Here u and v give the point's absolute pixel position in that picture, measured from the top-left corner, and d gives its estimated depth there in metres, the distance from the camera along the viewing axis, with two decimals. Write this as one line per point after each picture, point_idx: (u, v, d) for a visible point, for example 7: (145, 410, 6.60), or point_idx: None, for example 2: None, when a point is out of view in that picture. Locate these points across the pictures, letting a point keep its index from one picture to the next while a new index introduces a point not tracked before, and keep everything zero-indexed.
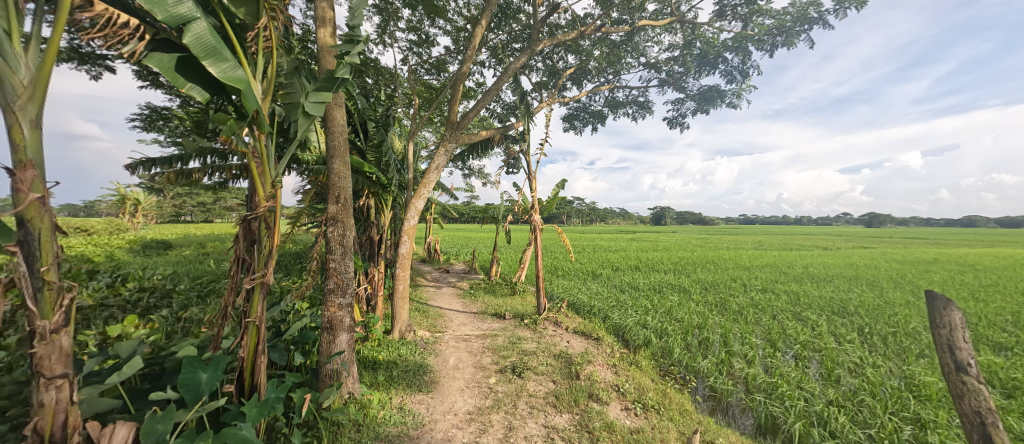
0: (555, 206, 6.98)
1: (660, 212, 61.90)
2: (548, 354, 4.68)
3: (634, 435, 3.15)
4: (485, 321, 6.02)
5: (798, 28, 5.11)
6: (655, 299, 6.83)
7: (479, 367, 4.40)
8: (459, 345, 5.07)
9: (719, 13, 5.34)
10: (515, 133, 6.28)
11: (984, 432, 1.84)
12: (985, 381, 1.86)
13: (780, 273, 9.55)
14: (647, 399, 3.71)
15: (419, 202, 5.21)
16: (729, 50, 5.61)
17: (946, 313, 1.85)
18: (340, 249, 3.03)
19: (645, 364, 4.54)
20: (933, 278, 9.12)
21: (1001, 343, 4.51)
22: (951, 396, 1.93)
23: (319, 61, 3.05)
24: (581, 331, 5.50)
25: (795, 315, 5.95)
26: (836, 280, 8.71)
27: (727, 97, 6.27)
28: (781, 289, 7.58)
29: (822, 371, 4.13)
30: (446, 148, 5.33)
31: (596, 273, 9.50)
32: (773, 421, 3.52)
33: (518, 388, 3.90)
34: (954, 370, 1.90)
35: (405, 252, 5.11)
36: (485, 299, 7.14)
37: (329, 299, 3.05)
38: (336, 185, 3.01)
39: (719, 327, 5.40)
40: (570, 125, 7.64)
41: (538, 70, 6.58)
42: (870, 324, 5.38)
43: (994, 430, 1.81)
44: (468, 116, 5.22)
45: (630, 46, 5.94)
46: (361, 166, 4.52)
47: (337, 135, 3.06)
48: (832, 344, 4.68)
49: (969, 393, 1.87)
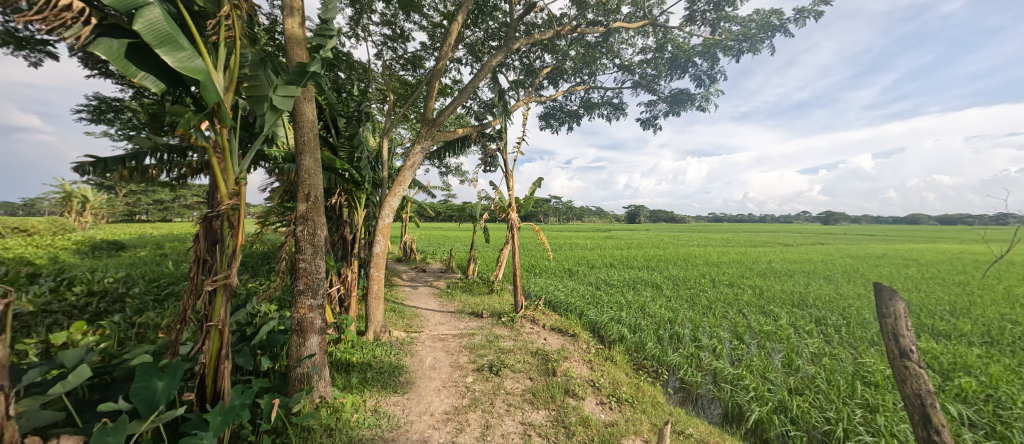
0: (532, 204, 7.01)
1: (635, 211, 63.46)
2: (525, 351, 4.72)
3: (609, 428, 3.22)
4: (463, 320, 5.98)
5: (762, 35, 5.35)
6: (629, 295, 7.00)
7: (456, 367, 4.37)
8: (436, 345, 5.01)
9: (689, 18, 5.51)
10: (492, 132, 6.26)
11: (924, 413, 1.99)
12: (925, 366, 2.01)
13: (746, 269, 10.01)
14: (621, 393, 3.80)
15: (394, 200, 5.11)
16: (699, 55, 5.81)
17: (892, 305, 1.99)
18: (311, 249, 2.92)
19: (620, 359, 4.65)
20: (881, 272, 9.81)
21: (938, 331, 4.92)
22: (896, 381, 2.07)
23: (286, 53, 2.87)
24: (558, 328, 5.57)
25: (760, 308, 6.25)
26: (797, 275, 9.21)
27: (697, 100, 6.49)
28: (747, 284, 7.95)
29: (783, 361, 4.36)
30: (422, 146, 5.26)
31: (573, 271, 9.62)
32: (738, 410, 3.69)
33: (495, 386, 3.90)
34: (899, 356, 2.05)
35: (380, 251, 5.01)
36: (462, 298, 7.11)
37: (299, 300, 2.94)
38: (306, 182, 2.91)
39: (690, 321, 5.60)
40: (547, 124, 7.70)
41: (515, 69, 6.59)
42: (826, 316, 5.73)
43: (932, 410, 1.97)
44: (445, 113, 5.16)
45: (605, 47, 6.04)
46: (333, 163, 4.39)
47: (307, 130, 2.95)
48: (792, 336, 4.95)
49: (911, 377, 2.01)
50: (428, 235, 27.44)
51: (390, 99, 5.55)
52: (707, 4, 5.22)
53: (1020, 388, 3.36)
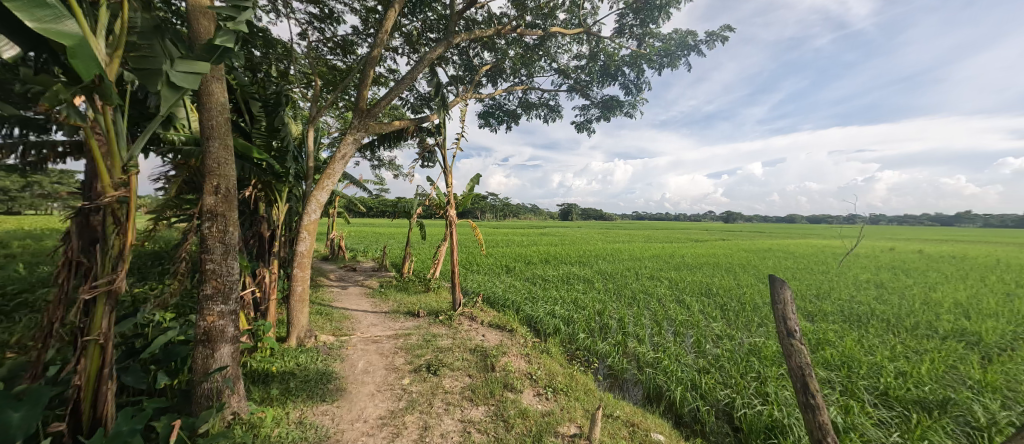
0: (471, 201, 6.99)
1: (568, 209, 66.76)
2: (464, 349, 4.72)
3: (545, 418, 3.37)
4: (398, 320, 5.77)
5: (680, 53, 5.95)
6: (563, 290, 7.35)
7: (391, 369, 4.22)
8: (369, 347, 4.77)
9: (619, 30, 5.92)
10: (431, 126, 6.10)
11: (804, 382, 2.18)
12: (805, 344, 2.21)
13: (664, 263, 11.13)
14: (556, 383, 4.01)
15: (321, 195, 4.73)
16: (627, 65, 6.27)
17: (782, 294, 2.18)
18: (221, 248, 2.58)
19: (554, 351, 4.89)
20: (767, 263, 11.62)
21: (807, 312, 5.99)
22: (784, 357, 2.24)
23: (190, 23, 2.48)
24: (496, 324, 5.65)
25: (675, 298, 7.01)
26: (704, 268, 10.49)
27: (625, 108, 7.00)
28: (664, 277, 8.85)
29: (693, 344, 4.96)
30: (354, 136, 4.94)
31: (511, 267, 9.80)
32: (658, 390, 4.13)
33: (433, 386, 3.84)
34: (785, 336, 2.23)
35: (304, 251, 4.61)
36: (397, 298, 6.84)
37: (205, 307, 2.59)
38: (213, 173, 2.55)
39: (616, 312, 6.10)
40: (486, 122, 7.71)
41: (454, 63, 6.47)
42: (726, 303, 6.64)
43: (809, 379, 2.16)
44: (380, 104, 4.89)
45: (542, 51, 6.22)
46: (248, 151, 3.92)
47: (215, 113, 2.59)
48: (700, 322, 5.63)
49: (795, 353, 2.20)
50: (358, 231, 25.79)
51: (316, 84, 5.10)
52: (634, 19, 5.65)
53: (858, 354, 4.26)
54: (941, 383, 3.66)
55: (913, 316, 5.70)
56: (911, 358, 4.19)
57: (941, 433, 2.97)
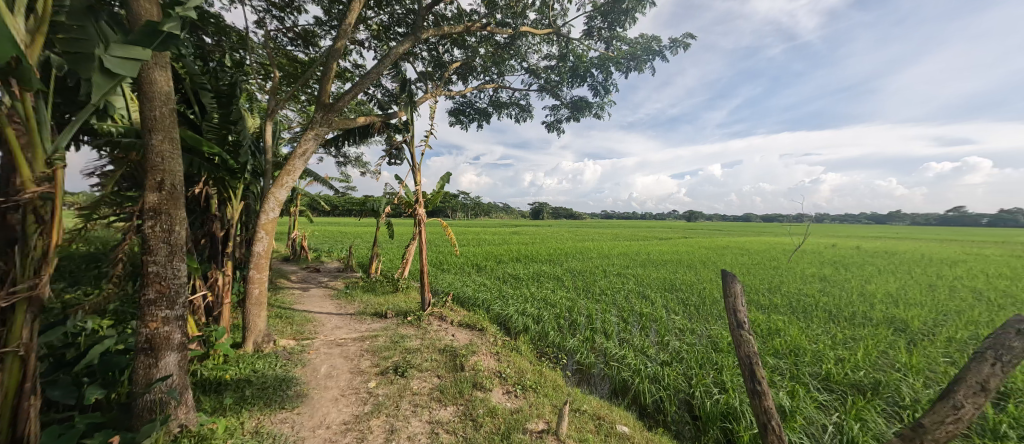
0: (441, 199, 6.89)
1: (541, 208, 67.47)
2: (433, 349, 4.66)
3: (514, 415, 3.39)
4: (364, 322, 5.60)
5: (645, 57, 6.13)
6: (533, 288, 7.41)
7: (356, 372, 4.08)
8: (332, 351, 4.59)
9: (588, 33, 6.03)
10: (398, 123, 5.96)
11: (750, 369, 2.28)
12: (753, 333, 2.31)
13: (631, 260, 11.49)
14: (526, 380, 4.03)
15: (280, 192, 4.50)
16: (595, 67, 6.40)
17: (734, 287, 2.29)
18: (165, 248, 2.39)
19: (524, 349, 4.92)
20: (726, 259, 12.27)
21: (761, 305, 6.37)
22: (735, 347, 2.33)
23: (128, 5, 2.25)
24: (466, 323, 5.61)
25: (641, 293, 7.25)
26: (668, 264, 10.93)
27: (594, 109, 7.15)
28: (631, 273, 9.13)
29: (657, 338, 5.15)
30: (316, 132, 4.73)
31: (482, 266, 9.76)
32: (623, 383, 4.26)
33: (401, 388, 3.76)
34: (736, 327, 2.33)
35: (262, 251, 4.36)
36: (364, 299, 6.64)
37: (148, 313, 2.38)
38: (155, 167, 2.34)
39: (585, 309, 6.23)
40: (456, 120, 7.63)
41: (422, 59, 6.34)
42: (688, 297, 6.94)
43: (756, 367, 2.26)
44: (344, 99, 4.70)
45: (513, 50, 6.22)
46: (198, 144, 3.65)
47: (158, 104, 2.37)
48: (664, 316, 5.85)
49: (744, 343, 2.30)
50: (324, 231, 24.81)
51: (275, 75, 4.83)
52: (602, 22, 5.78)
53: (804, 342, 4.58)
54: (874, 367, 4.01)
55: (851, 306, 6.22)
56: (849, 345, 4.57)
57: (873, 412, 3.25)
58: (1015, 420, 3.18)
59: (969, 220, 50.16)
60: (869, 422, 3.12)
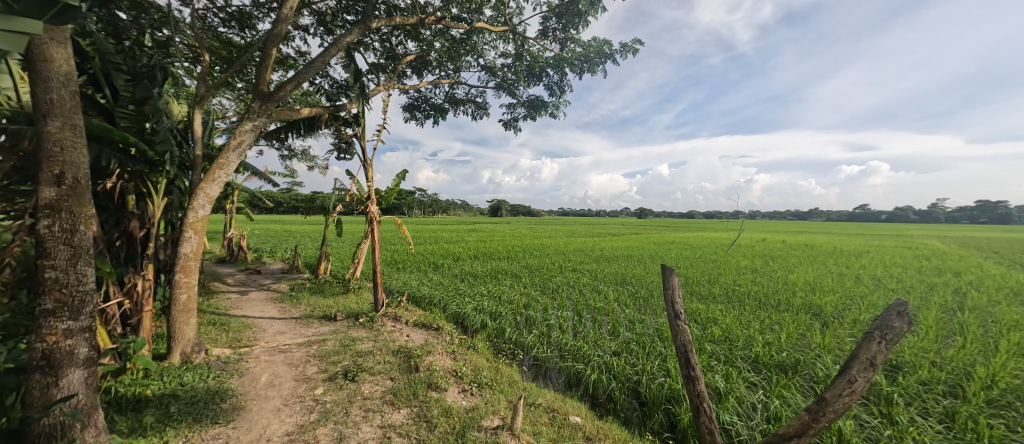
0: (395, 197, 6.65)
1: (501, 205, 67.65)
2: (386, 351, 4.51)
3: (469, 413, 3.37)
4: (311, 326, 5.29)
5: (598, 60, 6.32)
6: (490, 285, 7.42)
7: (301, 380, 3.84)
8: (274, 358, 4.29)
9: (543, 33, 6.10)
10: (348, 115, 5.67)
11: (686, 356, 2.43)
12: (687, 323, 2.47)
13: (586, 256, 11.90)
14: (482, 378, 4.03)
15: (212, 188, 4.11)
16: (550, 67, 6.50)
17: (672, 280, 2.43)
18: (67, 251, 2.06)
19: (481, 346, 4.91)
20: (672, 254, 13.09)
21: (701, 295, 6.88)
22: (673, 336, 2.47)
23: None
24: (421, 323, 5.49)
25: (594, 288, 7.52)
26: (620, 259, 11.45)
27: (550, 108, 7.26)
28: (585, 268, 9.46)
29: (609, 330, 5.38)
30: (253, 123, 4.36)
31: (439, 264, 9.62)
32: (577, 375, 4.40)
33: (351, 394, 3.60)
34: (674, 318, 2.47)
35: (189, 252, 3.96)
36: (311, 301, 6.27)
37: (43, 325, 2.02)
38: (54, 159, 2.01)
39: (541, 304, 6.35)
40: (411, 115, 7.42)
41: (374, 50, 6.07)
42: (637, 290, 7.32)
43: (690, 354, 2.42)
44: (285, 88, 4.37)
45: (469, 46, 6.15)
46: (109, 133, 3.23)
47: (56, 85, 2.01)
48: (615, 309, 6.11)
49: (680, 333, 2.45)
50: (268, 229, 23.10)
51: (205, 59, 4.39)
52: (557, 23, 5.87)
53: (737, 329, 5.01)
54: (795, 349, 4.47)
55: (777, 294, 6.88)
56: (774, 329, 5.06)
57: (793, 388, 3.63)
58: (904, 389, 3.69)
59: (874, 217, 57.48)
60: (790, 398, 3.47)
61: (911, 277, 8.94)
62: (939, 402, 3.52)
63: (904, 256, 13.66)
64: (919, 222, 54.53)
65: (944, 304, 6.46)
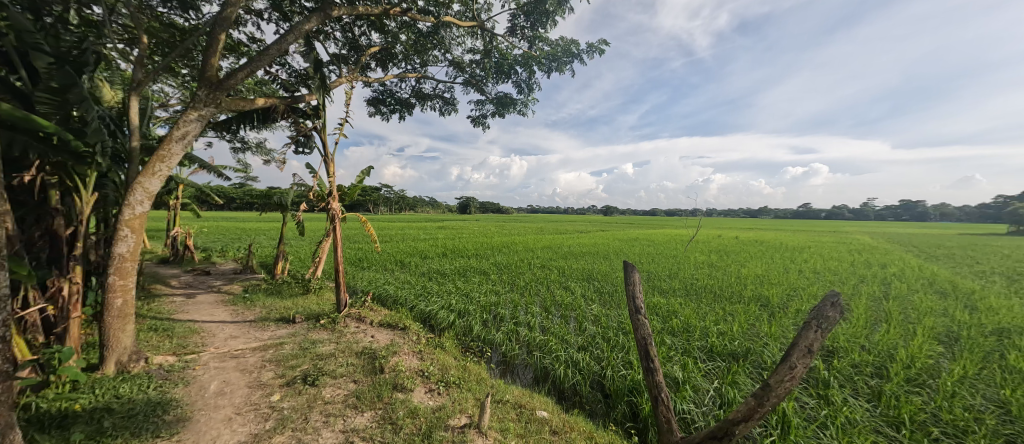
0: (358, 194, 6.41)
1: (472, 202, 67.22)
2: (349, 353, 4.36)
3: (436, 413, 3.33)
4: (267, 329, 5.01)
5: (565, 59, 6.41)
6: (459, 283, 7.36)
7: (255, 387, 3.63)
8: (225, 365, 4.02)
9: (511, 30, 6.10)
10: (307, 108, 5.40)
11: (646, 349, 2.52)
12: (647, 317, 2.56)
13: (554, 253, 12.09)
14: (449, 377, 4.00)
15: (152, 182, 3.76)
16: (519, 65, 6.51)
17: (633, 276, 2.51)
18: None
19: (449, 345, 4.86)
20: (636, 250, 13.58)
21: (662, 289, 7.18)
22: (634, 330, 2.54)
23: None
24: (387, 323, 5.36)
25: (562, 284, 7.66)
26: (587, 256, 11.73)
27: (518, 106, 7.27)
28: (554, 265, 9.61)
29: (575, 325, 5.50)
30: (199, 112, 4.02)
31: (405, 262, 9.40)
32: (544, 370, 4.47)
33: (310, 399, 3.44)
34: (634, 312, 2.56)
35: (125, 253, 3.60)
36: (267, 303, 5.93)
37: None
38: None
39: (509, 301, 6.38)
40: (376, 109, 7.18)
41: (335, 40, 5.81)
42: (602, 286, 7.54)
43: (650, 347, 2.51)
44: (236, 76, 4.07)
45: (436, 40, 6.02)
46: (25, 120, 2.85)
47: None
48: (581, 304, 6.26)
49: (640, 326, 2.54)
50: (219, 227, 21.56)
51: (143, 41, 4.01)
52: (525, 21, 5.88)
53: (695, 321, 5.29)
54: (745, 338, 4.78)
55: (730, 287, 7.33)
56: (727, 320, 5.40)
57: (743, 375, 3.88)
58: (839, 372, 4.05)
59: (817, 215, 62.51)
60: (740, 384, 3.70)
61: (846, 270, 9.84)
62: (867, 383, 3.89)
63: (840, 250, 15.00)
64: (853, 220, 59.98)
65: (872, 294, 7.16)
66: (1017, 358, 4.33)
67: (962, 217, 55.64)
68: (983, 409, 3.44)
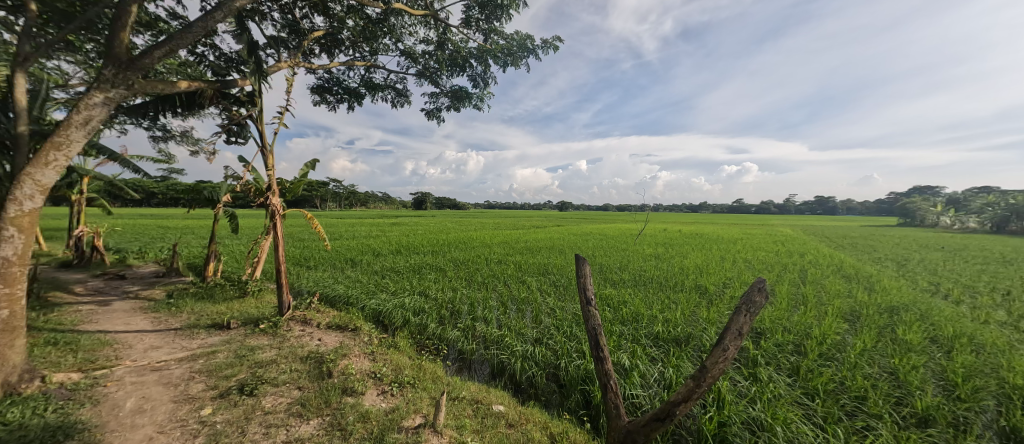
0: (302, 188, 6.00)
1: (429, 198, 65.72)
2: (293, 358, 4.09)
3: (389, 415, 3.23)
4: (196, 337, 4.55)
5: (520, 54, 6.43)
6: (414, 280, 7.18)
7: (182, 401, 3.28)
8: (144, 379, 3.59)
9: (466, 22, 5.99)
10: (241, 94, 4.94)
11: (596, 340, 2.60)
12: (597, 308, 2.65)
13: (511, 248, 12.19)
14: (403, 377, 3.89)
15: (45, 174, 3.25)
16: (474, 58, 6.44)
17: (584, 269, 2.58)
18: None
19: (403, 344, 4.73)
20: (589, 244, 14.08)
21: (612, 281, 7.53)
22: (585, 321, 2.62)
23: None
24: (336, 325, 5.09)
25: (519, 279, 7.75)
26: (543, 250, 11.97)
27: (474, 100, 7.20)
28: (510, 260, 9.69)
29: (531, 318, 5.60)
30: (107, 95, 3.50)
31: (356, 260, 8.98)
32: (500, 364, 4.51)
33: (248, 410, 3.18)
34: (585, 304, 2.63)
35: (9, 256, 3.08)
36: (197, 309, 5.38)
37: None
38: None
39: (465, 298, 6.34)
40: (321, 98, 6.75)
41: (273, 21, 5.36)
42: (557, 279, 7.73)
43: (600, 337, 2.59)
44: (153, 55, 3.61)
45: (386, 28, 5.77)
46: None
47: None
48: (537, 298, 6.38)
49: (590, 318, 2.62)
50: (135, 225, 19.10)
51: (30, 8, 3.42)
52: (479, 14, 5.80)
53: (642, 309, 5.61)
54: (687, 325, 5.14)
55: (674, 277, 7.86)
56: (671, 308, 5.78)
57: (685, 357, 4.18)
58: (765, 351, 4.50)
59: (750, 210, 68.77)
60: (682, 366, 3.99)
61: (771, 258, 10.96)
62: (788, 359, 4.37)
63: (768, 242, 16.65)
64: (780, 214, 66.78)
65: (792, 279, 8.04)
66: (902, 331, 5.09)
67: (865, 212, 64.09)
68: (878, 376, 4.00)
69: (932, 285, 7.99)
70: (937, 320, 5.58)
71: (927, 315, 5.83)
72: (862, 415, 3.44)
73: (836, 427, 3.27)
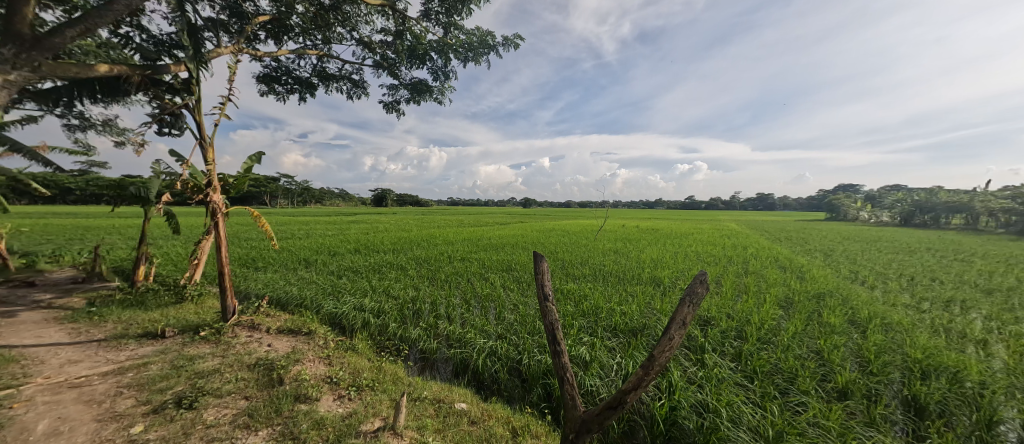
0: (248, 185, 5.59)
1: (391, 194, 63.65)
2: (240, 367, 3.84)
3: (346, 420, 3.12)
4: (125, 348, 4.12)
5: (481, 50, 6.38)
6: (374, 280, 6.97)
7: (108, 419, 2.97)
8: (61, 398, 3.21)
9: (425, 14, 5.84)
10: (175, 81, 4.51)
11: (553, 336, 2.65)
12: (554, 304, 2.70)
13: (476, 245, 12.13)
14: (361, 380, 3.76)
15: None
16: (433, 52, 6.29)
17: (542, 266, 2.62)
18: None
19: (362, 347, 4.58)
20: (553, 240, 14.31)
21: (574, 276, 7.72)
22: (543, 317, 2.66)
23: None
24: (288, 329, 4.83)
25: (482, 276, 7.73)
26: (508, 247, 12.03)
27: (435, 93, 7.05)
28: (474, 257, 9.64)
29: (494, 315, 5.63)
30: (5, 78, 3.07)
31: (311, 260, 8.52)
32: (463, 362, 4.50)
33: (186, 425, 2.94)
34: (543, 299, 2.67)
35: None
36: (125, 318, 4.87)
37: None
38: None
39: (428, 296, 6.24)
40: (269, 87, 6.32)
41: (211, 2, 4.93)
42: (520, 275, 7.81)
43: (557, 332, 2.65)
44: (66, 35, 3.20)
45: (339, 16, 5.49)
46: None
47: None
48: (500, 294, 6.42)
49: (548, 313, 2.66)
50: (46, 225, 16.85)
51: None
52: (439, 7, 5.68)
53: (601, 303, 5.80)
54: (642, 316, 5.39)
55: (631, 271, 8.20)
56: (628, 300, 6.04)
57: (641, 347, 4.39)
58: (712, 338, 4.84)
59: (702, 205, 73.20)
60: (637, 355, 4.19)
61: (719, 252, 11.73)
62: (732, 344, 4.72)
63: (717, 236, 17.79)
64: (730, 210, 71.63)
65: (737, 271, 8.66)
66: (827, 315, 5.66)
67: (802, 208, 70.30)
68: (806, 356, 4.43)
69: (853, 273, 8.95)
70: (855, 304, 6.26)
71: (847, 300, 6.53)
72: (793, 392, 3.80)
73: (771, 404, 3.58)
